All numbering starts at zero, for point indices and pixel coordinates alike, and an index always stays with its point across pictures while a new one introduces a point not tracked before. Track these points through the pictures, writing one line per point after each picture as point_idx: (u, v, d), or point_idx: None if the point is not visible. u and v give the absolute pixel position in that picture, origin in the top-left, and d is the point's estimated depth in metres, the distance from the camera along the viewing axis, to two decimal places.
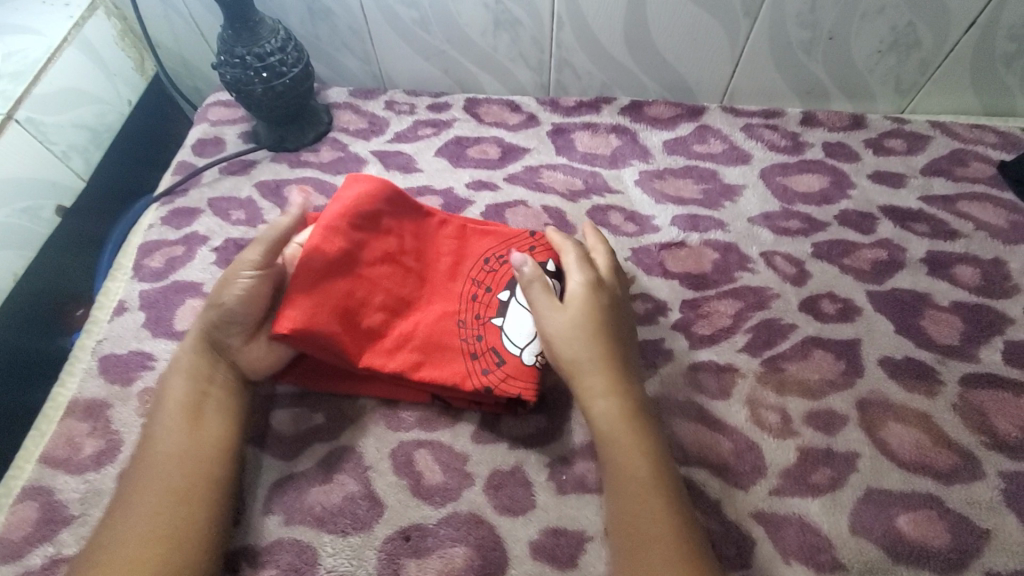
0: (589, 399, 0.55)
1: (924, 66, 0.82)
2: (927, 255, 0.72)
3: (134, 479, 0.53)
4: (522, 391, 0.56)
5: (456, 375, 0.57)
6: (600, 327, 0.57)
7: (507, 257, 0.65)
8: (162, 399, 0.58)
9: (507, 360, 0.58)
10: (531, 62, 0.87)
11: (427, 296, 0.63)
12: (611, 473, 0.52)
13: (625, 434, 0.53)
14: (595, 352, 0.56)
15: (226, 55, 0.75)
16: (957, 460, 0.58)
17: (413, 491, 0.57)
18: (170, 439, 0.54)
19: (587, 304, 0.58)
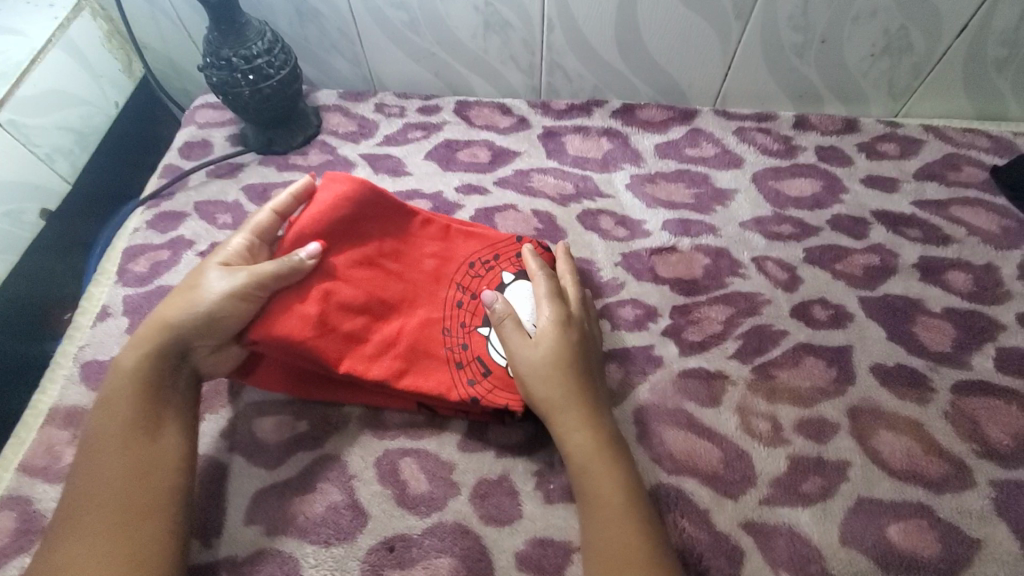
0: (562, 435, 0.55)
1: (916, 70, 0.82)
2: (919, 261, 0.72)
3: (83, 494, 0.49)
4: (509, 402, 0.57)
5: (441, 385, 0.57)
6: (572, 361, 0.57)
7: (493, 263, 0.66)
8: (103, 406, 0.53)
9: (493, 370, 0.59)
10: (522, 65, 0.87)
11: (410, 300, 0.62)
12: (585, 511, 0.52)
13: (598, 468, 0.53)
14: (565, 388, 0.56)
15: (213, 57, 0.74)
16: (949, 469, 0.57)
17: (398, 501, 0.56)
18: (120, 451, 0.51)
19: (558, 338, 0.58)
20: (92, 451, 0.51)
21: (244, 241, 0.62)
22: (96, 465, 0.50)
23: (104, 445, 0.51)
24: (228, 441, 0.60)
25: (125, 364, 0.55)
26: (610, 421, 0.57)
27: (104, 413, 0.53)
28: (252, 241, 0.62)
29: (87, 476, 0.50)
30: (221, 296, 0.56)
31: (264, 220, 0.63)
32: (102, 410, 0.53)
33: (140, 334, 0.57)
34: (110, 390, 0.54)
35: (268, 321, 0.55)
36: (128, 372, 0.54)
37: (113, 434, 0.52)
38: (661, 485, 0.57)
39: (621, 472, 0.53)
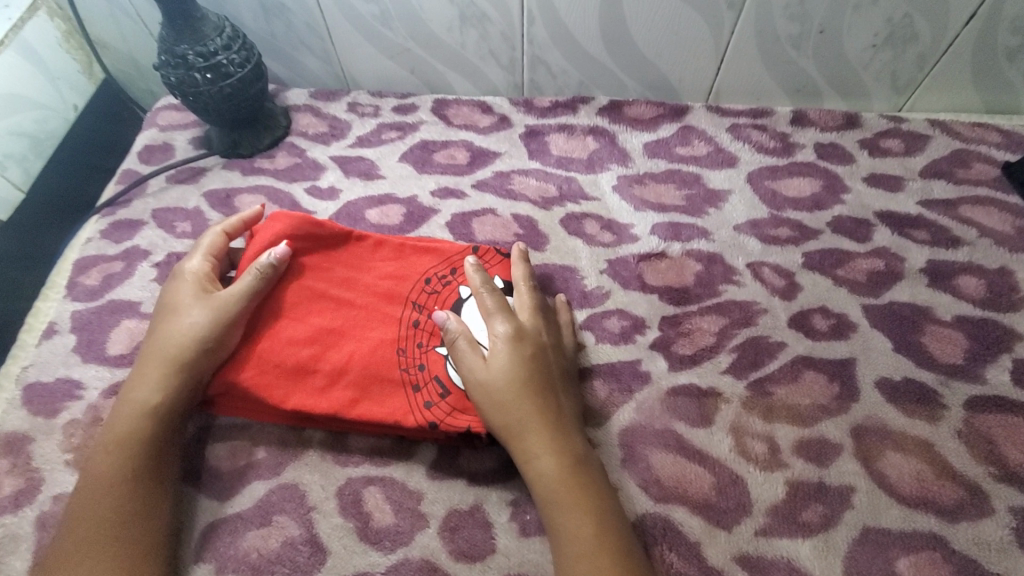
0: (525, 463, 0.50)
1: (921, 61, 0.77)
2: (927, 265, 0.67)
3: (87, 526, 0.48)
4: (471, 423, 0.52)
5: (396, 412, 0.53)
6: (530, 379, 0.52)
7: (451, 278, 0.61)
8: (110, 436, 0.52)
9: (451, 392, 0.54)
10: (503, 60, 0.82)
11: (362, 323, 0.58)
12: (555, 547, 0.47)
13: (564, 500, 0.48)
14: (524, 411, 0.50)
15: (168, 55, 0.70)
16: (962, 494, 0.52)
17: (360, 535, 0.51)
18: (127, 484, 0.50)
19: (513, 356, 0.52)
20: (93, 493, 0.49)
21: (205, 262, 0.60)
22: (99, 508, 0.49)
23: (109, 486, 0.50)
24: (178, 468, 0.56)
25: (130, 395, 0.53)
26: (579, 443, 0.51)
27: (106, 450, 0.51)
28: (213, 262, 0.60)
29: (89, 519, 0.48)
30: (207, 322, 0.55)
31: (218, 242, 0.62)
32: (104, 447, 0.51)
33: (145, 361, 0.55)
34: (115, 425, 0.52)
35: (226, 364, 0.55)
36: (137, 405, 0.53)
37: (120, 474, 0.50)
38: (648, 514, 0.52)
39: (592, 502, 0.48)
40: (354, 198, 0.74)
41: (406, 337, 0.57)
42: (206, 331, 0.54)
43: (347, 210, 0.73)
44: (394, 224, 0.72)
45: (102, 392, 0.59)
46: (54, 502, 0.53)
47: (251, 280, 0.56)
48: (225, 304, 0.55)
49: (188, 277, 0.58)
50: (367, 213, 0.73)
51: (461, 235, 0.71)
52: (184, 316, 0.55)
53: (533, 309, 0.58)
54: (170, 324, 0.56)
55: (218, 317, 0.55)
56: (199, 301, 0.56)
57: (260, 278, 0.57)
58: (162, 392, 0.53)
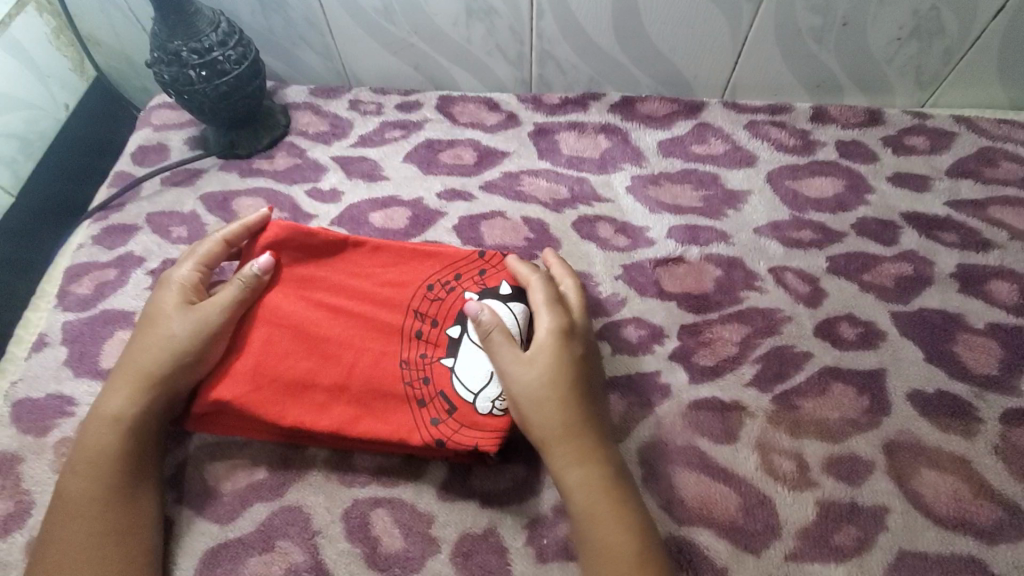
0: (559, 470, 0.48)
1: (947, 55, 0.73)
2: (957, 269, 0.64)
3: (60, 546, 0.47)
4: (480, 441, 0.49)
5: (401, 430, 0.50)
6: (572, 383, 0.50)
7: (455, 283, 0.57)
8: (82, 452, 0.49)
9: (458, 407, 0.51)
10: (510, 55, 0.79)
11: (360, 333, 0.54)
12: (587, 561, 0.45)
13: (601, 512, 0.46)
14: (564, 416, 0.48)
15: (161, 51, 0.66)
16: (1002, 514, 0.50)
17: (367, 561, 0.49)
18: (98, 503, 0.48)
19: (558, 355, 0.51)
20: (70, 510, 0.48)
21: (193, 271, 0.57)
22: (75, 527, 0.47)
23: (86, 502, 0.48)
24: (176, 489, 0.53)
25: (104, 409, 0.51)
26: (616, 453, 0.50)
27: (78, 467, 0.49)
28: (203, 272, 0.57)
29: (67, 537, 0.47)
30: (188, 332, 0.52)
31: (214, 251, 0.58)
32: (78, 462, 0.49)
33: (120, 373, 0.52)
34: (87, 439, 0.50)
35: (216, 377, 0.52)
36: (112, 418, 0.50)
37: (96, 491, 0.48)
38: (671, 537, 0.49)
39: (628, 518, 0.46)
40: (358, 200, 0.71)
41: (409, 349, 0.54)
42: (186, 344, 0.52)
43: (350, 213, 0.70)
44: (400, 228, 0.69)
45: None
46: None
47: (234, 291, 0.53)
48: (207, 317, 0.53)
49: (173, 285, 0.56)
50: (371, 217, 0.70)
51: (469, 239, 0.68)
52: (166, 326, 0.53)
53: (577, 310, 0.56)
54: (150, 333, 0.53)
55: (201, 330, 0.52)
56: (180, 310, 0.53)
57: (245, 289, 0.54)
58: (136, 406, 0.51)
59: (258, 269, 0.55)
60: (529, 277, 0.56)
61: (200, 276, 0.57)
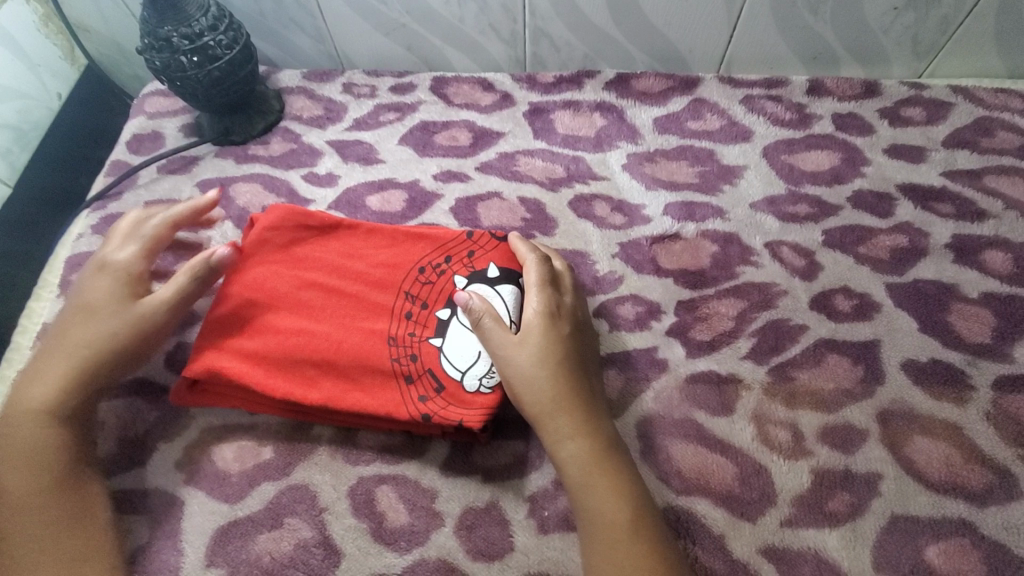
0: (553, 446, 0.49)
1: (944, 25, 0.73)
2: (952, 240, 0.64)
3: (18, 539, 0.46)
4: (465, 419, 0.50)
5: (388, 404, 0.51)
6: (560, 359, 0.51)
7: (445, 266, 0.57)
8: (13, 449, 0.48)
9: (445, 386, 0.51)
10: (503, 33, 0.78)
11: (353, 314, 0.55)
12: (584, 533, 0.46)
13: (594, 483, 0.47)
14: (555, 392, 0.49)
15: (151, 38, 0.66)
16: (992, 478, 0.51)
17: (374, 536, 0.50)
18: (47, 492, 0.47)
19: (548, 335, 0.51)
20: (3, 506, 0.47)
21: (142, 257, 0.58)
22: (16, 534, 0.46)
23: (24, 501, 0.47)
24: (184, 471, 0.54)
25: (29, 401, 0.50)
26: (609, 425, 0.50)
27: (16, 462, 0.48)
28: (147, 257, 0.59)
29: (26, 532, 0.46)
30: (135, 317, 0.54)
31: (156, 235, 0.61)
32: (14, 460, 0.48)
33: (45, 368, 0.52)
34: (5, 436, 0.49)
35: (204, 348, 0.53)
36: (42, 408, 0.50)
37: (46, 479, 0.48)
38: (670, 508, 0.50)
39: (621, 488, 0.47)
40: (353, 184, 0.72)
41: (397, 325, 0.54)
42: (131, 328, 0.54)
43: (346, 197, 0.70)
44: (396, 211, 0.69)
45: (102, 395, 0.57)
46: None
47: (193, 268, 0.56)
48: (144, 313, 0.55)
49: (115, 269, 0.57)
50: (368, 200, 0.70)
51: (466, 220, 0.68)
52: (92, 310, 0.54)
53: (569, 288, 0.57)
54: (74, 318, 0.54)
55: (148, 314, 0.55)
56: (123, 298, 0.55)
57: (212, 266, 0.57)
58: (67, 384, 0.51)
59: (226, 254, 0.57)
60: (524, 258, 0.57)
61: (139, 261, 0.58)
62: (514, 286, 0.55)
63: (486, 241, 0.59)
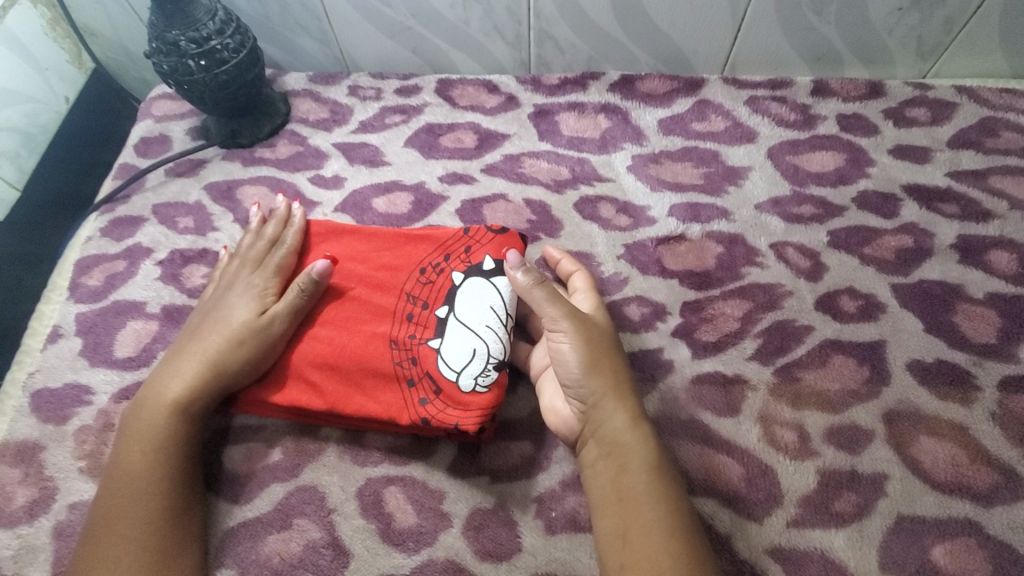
0: (620, 418, 0.50)
1: (948, 25, 0.73)
2: (957, 241, 0.64)
3: (118, 519, 0.48)
4: (460, 421, 0.50)
5: (391, 408, 0.51)
6: (613, 345, 0.54)
7: (444, 265, 0.57)
8: (136, 434, 0.51)
9: (443, 387, 0.51)
10: (508, 35, 0.78)
11: (356, 318, 0.55)
12: (647, 502, 0.46)
13: (642, 464, 0.48)
14: (621, 373, 0.52)
15: (159, 42, 0.66)
16: (998, 478, 0.51)
17: (382, 537, 0.50)
18: (157, 478, 0.50)
19: (608, 328, 0.56)
20: (118, 485, 0.49)
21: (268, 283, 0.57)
22: (120, 521, 0.48)
23: (133, 488, 0.49)
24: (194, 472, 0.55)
25: (159, 394, 0.53)
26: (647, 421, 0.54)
27: (137, 446, 0.51)
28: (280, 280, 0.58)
29: (129, 515, 0.48)
30: (253, 335, 0.53)
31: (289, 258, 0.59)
32: (136, 445, 0.51)
33: (183, 365, 0.54)
34: (140, 419, 0.52)
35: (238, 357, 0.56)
36: (168, 404, 0.52)
37: (159, 469, 0.50)
38: None
39: (664, 473, 0.48)
40: (360, 186, 0.72)
41: (397, 326, 0.55)
42: (246, 346, 0.53)
43: (353, 200, 0.71)
44: (403, 212, 0.69)
45: (113, 397, 0.58)
46: (70, 511, 0.52)
47: (296, 290, 0.54)
48: (262, 330, 0.54)
49: (252, 292, 0.57)
50: (374, 202, 0.70)
51: (472, 222, 0.68)
52: (230, 317, 0.55)
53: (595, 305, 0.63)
54: (212, 323, 0.56)
55: (258, 334, 0.53)
56: (246, 313, 0.55)
57: (309, 291, 0.55)
58: (190, 389, 0.53)
59: (316, 274, 0.55)
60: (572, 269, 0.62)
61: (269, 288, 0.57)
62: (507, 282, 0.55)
63: (482, 236, 0.58)
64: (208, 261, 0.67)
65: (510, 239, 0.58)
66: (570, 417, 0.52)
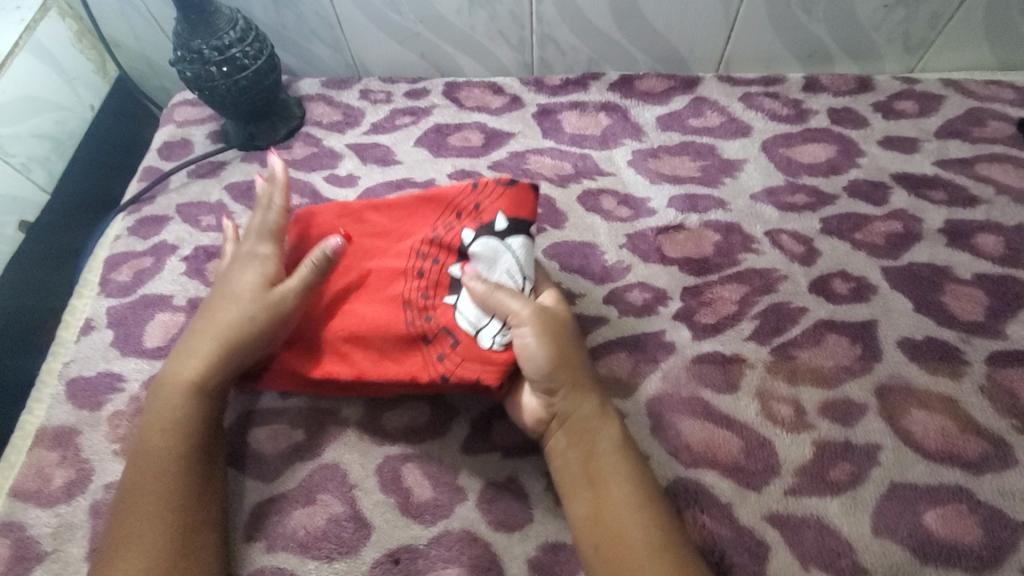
0: (586, 407, 0.52)
1: (934, 20, 0.76)
2: (945, 225, 0.67)
3: (141, 492, 0.51)
4: (481, 375, 0.52)
5: (412, 368, 0.54)
6: (570, 331, 0.55)
7: (456, 224, 0.58)
8: (158, 413, 0.54)
9: (462, 341, 0.54)
10: (511, 39, 0.82)
11: (377, 286, 0.58)
12: (616, 488, 0.49)
13: (611, 445, 0.51)
14: (580, 360, 0.54)
15: (184, 50, 0.70)
16: (987, 447, 0.53)
17: (401, 510, 0.53)
18: (174, 455, 0.52)
19: (562, 314, 0.56)
20: (141, 460, 0.52)
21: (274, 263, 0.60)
22: (143, 494, 0.50)
23: (153, 465, 0.52)
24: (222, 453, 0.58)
25: (176, 374, 0.56)
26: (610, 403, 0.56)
27: (158, 425, 0.54)
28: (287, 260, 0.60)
29: (151, 489, 0.51)
30: (265, 311, 0.56)
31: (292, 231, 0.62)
32: (158, 424, 0.54)
33: (198, 344, 0.57)
34: (159, 400, 0.55)
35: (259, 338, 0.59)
36: (185, 383, 0.55)
37: (177, 446, 0.53)
38: (680, 479, 0.53)
39: (632, 451, 0.51)
40: (372, 184, 0.75)
41: (413, 288, 0.57)
42: (259, 321, 0.56)
43: (366, 196, 0.74)
44: None
45: (144, 383, 0.61)
46: (106, 490, 0.56)
47: (305, 267, 0.57)
48: (272, 305, 0.56)
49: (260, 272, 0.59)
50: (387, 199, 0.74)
51: None
52: (240, 295, 0.58)
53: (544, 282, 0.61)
54: (222, 301, 0.59)
55: (270, 310, 0.56)
56: (254, 292, 0.57)
57: (318, 268, 0.57)
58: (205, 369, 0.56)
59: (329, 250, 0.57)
60: None
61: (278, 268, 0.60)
62: (522, 241, 0.55)
63: (493, 190, 0.58)
64: None
65: (524, 192, 0.56)
66: (540, 407, 0.53)
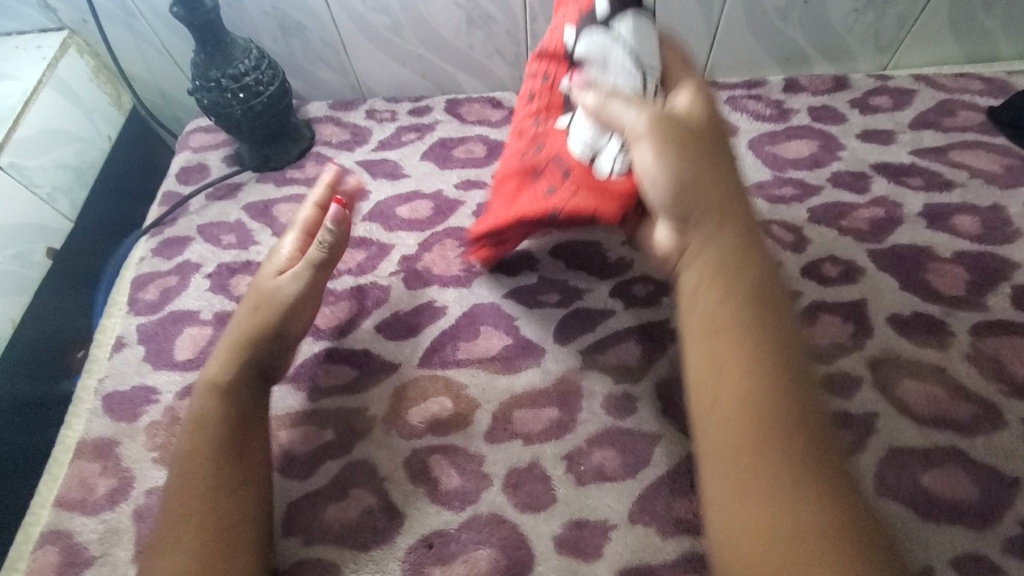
0: (717, 258, 0.45)
1: (901, 20, 0.82)
2: (924, 209, 0.72)
3: (180, 497, 0.51)
4: (590, 204, 0.54)
5: (526, 208, 0.58)
6: (714, 170, 0.48)
7: (557, 52, 0.61)
8: (193, 422, 0.55)
9: (570, 170, 0.57)
10: (508, 56, 0.87)
11: (516, 144, 0.65)
12: (743, 352, 0.41)
13: (749, 301, 0.43)
14: (720, 205, 0.46)
15: (202, 79, 0.75)
16: (976, 410, 0.57)
17: (431, 499, 0.56)
18: (209, 460, 0.52)
19: (706, 150, 0.48)
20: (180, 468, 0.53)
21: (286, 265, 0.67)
22: (182, 500, 0.51)
23: (190, 470, 0.52)
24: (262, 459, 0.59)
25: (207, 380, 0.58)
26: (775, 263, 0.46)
27: (193, 431, 0.55)
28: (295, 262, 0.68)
29: (189, 494, 0.51)
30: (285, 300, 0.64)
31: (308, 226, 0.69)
32: (193, 431, 0.55)
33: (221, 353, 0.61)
34: (194, 409, 0.56)
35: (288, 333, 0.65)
36: (215, 387, 0.58)
37: (211, 450, 0.53)
38: (693, 455, 0.56)
39: (776, 323, 0.42)
40: (384, 197, 0.80)
41: (535, 121, 0.64)
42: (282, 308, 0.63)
43: (380, 209, 0.79)
44: (423, 218, 0.78)
45: (177, 394, 0.64)
46: (148, 495, 0.58)
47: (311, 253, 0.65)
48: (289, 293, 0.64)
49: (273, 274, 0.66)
50: (398, 210, 0.79)
51: None
52: (259, 294, 0.64)
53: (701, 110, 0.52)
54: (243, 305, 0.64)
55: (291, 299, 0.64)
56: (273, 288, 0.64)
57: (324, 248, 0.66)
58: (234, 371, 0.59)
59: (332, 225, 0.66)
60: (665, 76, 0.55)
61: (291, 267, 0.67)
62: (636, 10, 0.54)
63: None
64: (251, 271, 0.74)
65: None
66: (666, 241, 0.49)
